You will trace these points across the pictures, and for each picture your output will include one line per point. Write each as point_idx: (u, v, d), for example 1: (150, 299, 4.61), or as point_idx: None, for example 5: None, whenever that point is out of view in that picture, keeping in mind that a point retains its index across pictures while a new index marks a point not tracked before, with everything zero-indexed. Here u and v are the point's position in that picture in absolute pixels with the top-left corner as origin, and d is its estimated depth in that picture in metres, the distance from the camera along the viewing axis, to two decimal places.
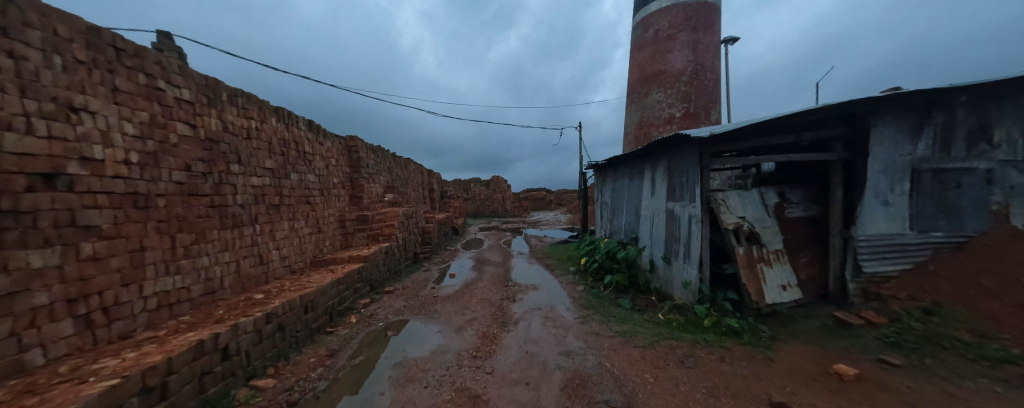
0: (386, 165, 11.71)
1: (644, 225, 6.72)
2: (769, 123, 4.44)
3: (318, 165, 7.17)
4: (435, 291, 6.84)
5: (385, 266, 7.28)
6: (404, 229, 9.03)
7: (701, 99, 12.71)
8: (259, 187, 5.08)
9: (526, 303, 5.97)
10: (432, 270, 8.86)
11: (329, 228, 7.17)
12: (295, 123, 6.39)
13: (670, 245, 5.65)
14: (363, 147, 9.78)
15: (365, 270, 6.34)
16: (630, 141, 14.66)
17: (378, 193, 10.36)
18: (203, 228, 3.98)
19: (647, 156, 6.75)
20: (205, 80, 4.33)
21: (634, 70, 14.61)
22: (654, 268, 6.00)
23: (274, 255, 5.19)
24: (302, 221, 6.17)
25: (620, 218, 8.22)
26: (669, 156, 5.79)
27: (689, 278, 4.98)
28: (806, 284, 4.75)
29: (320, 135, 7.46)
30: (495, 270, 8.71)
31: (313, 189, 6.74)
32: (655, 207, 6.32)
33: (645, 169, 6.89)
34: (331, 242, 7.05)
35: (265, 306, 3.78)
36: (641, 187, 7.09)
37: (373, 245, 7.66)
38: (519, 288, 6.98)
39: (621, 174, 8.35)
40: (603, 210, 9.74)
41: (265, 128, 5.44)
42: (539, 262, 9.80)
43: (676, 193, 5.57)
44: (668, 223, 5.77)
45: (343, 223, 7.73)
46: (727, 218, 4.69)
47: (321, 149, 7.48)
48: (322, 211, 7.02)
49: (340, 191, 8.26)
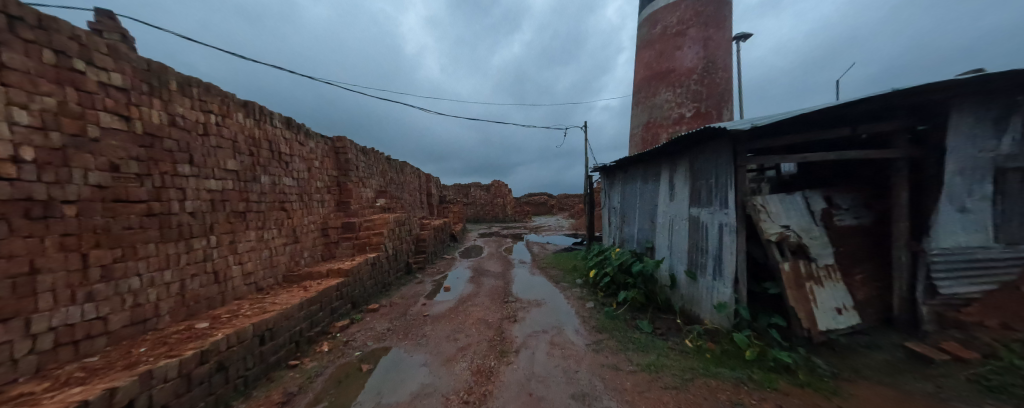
0: (378, 168, 10.99)
1: (661, 234, 5.99)
2: (821, 113, 3.68)
3: (297, 167, 6.46)
4: (426, 308, 6.07)
5: (371, 280, 6.51)
6: (395, 238, 8.28)
7: (712, 98, 12.01)
8: (218, 192, 4.36)
9: (529, 325, 5.19)
10: (426, 282, 8.08)
11: (310, 237, 6.44)
12: (269, 119, 5.69)
13: (694, 258, 4.92)
14: (352, 148, 9.09)
15: (346, 286, 5.58)
16: (636, 143, 13.94)
17: (369, 199, 9.64)
18: (134, 242, 3.25)
19: (664, 155, 6.00)
20: (147, 65, 3.64)
21: (640, 68, 13.94)
22: (676, 283, 5.26)
23: (235, 271, 4.45)
24: (275, 231, 5.44)
25: (631, 225, 7.47)
26: (693, 154, 5.02)
27: (722, 298, 4.22)
28: (864, 306, 3.97)
29: (301, 134, 6.77)
30: (494, 282, 7.93)
31: (289, 195, 6.01)
32: (674, 213, 5.60)
33: (661, 170, 6.15)
34: (310, 253, 6.31)
35: (203, 339, 3.04)
36: (656, 190, 6.37)
37: (358, 256, 6.91)
38: (521, 304, 6.19)
39: (632, 177, 7.62)
40: (612, 215, 8.97)
41: (228, 124, 4.73)
42: (542, 272, 9.02)
43: (701, 197, 4.83)
44: (691, 232, 5.04)
45: (327, 231, 7.01)
46: (768, 228, 3.92)
47: (302, 150, 6.78)
48: (302, 219, 6.31)
49: (324, 196, 7.55)
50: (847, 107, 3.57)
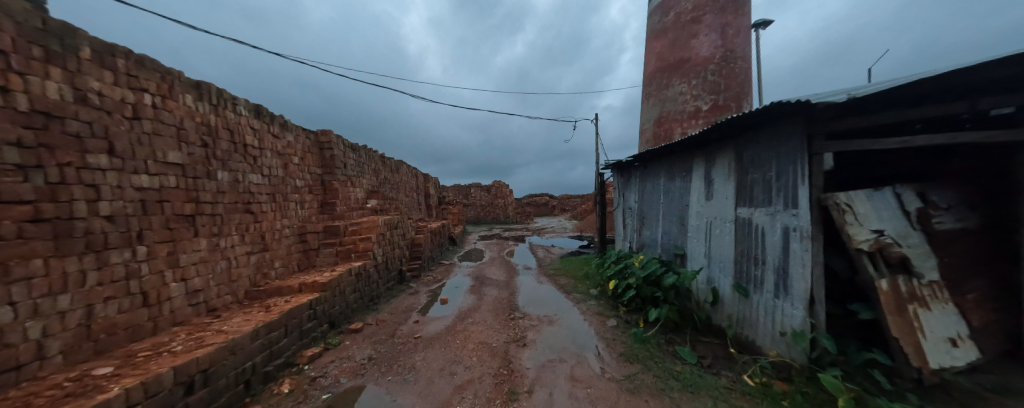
0: (369, 166, 10.11)
1: (694, 238, 5.11)
2: (940, 82, 2.70)
3: (269, 163, 5.56)
4: (418, 327, 5.16)
5: (354, 293, 5.60)
6: (386, 243, 7.37)
7: (731, 90, 11.11)
8: (150, 191, 3.45)
9: (542, 350, 4.28)
10: (420, 293, 7.18)
11: (284, 244, 5.53)
12: (231, 105, 4.79)
13: (743, 268, 4.03)
14: (339, 144, 8.20)
15: (322, 304, 4.67)
16: (647, 139, 13.04)
17: (358, 199, 8.76)
18: (4, 258, 2.33)
19: (699, 146, 5.09)
20: (42, 22, 2.73)
21: (651, 60, 13.06)
22: (720, 299, 4.35)
23: (175, 290, 3.52)
24: (236, 238, 4.53)
25: (653, 229, 6.56)
26: (744, 141, 4.09)
27: (793, 322, 3.32)
28: (982, 335, 3.05)
29: (274, 126, 5.88)
30: (497, 293, 7.02)
31: (257, 194, 5.11)
32: (713, 214, 4.71)
33: (694, 164, 5.24)
34: (283, 262, 5.40)
35: (90, 398, 2.13)
36: (685, 188, 5.48)
37: (342, 266, 5.99)
38: (530, 322, 5.28)
39: (653, 173, 6.73)
40: (628, 217, 8.07)
41: (171, 107, 3.82)
42: (551, 281, 8.08)
43: (754, 195, 3.92)
44: (739, 238, 4.14)
45: (305, 236, 6.08)
46: (857, 234, 3.02)
47: (277, 144, 5.92)
48: (274, 221, 5.42)
49: (304, 197, 6.65)
50: (985, 72, 2.57)
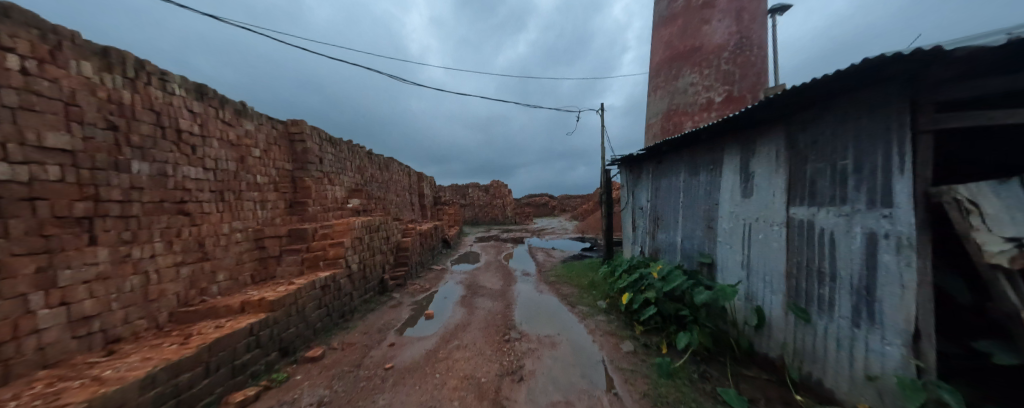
0: (352, 162, 9.22)
1: (727, 244, 4.21)
2: None
3: (216, 153, 4.65)
4: (391, 353, 4.25)
5: (317, 310, 4.69)
6: (365, 248, 6.45)
7: (747, 79, 10.25)
8: (10, 186, 2.53)
9: (542, 388, 3.38)
10: (403, 306, 6.27)
11: (233, 251, 4.61)
12: (159, 80, 3.87)
13: (803, 284, 3.12)
14: (315, 136, 7.31)
15: (270, 327, 3.76)
16: (654, 134, 12.17)
17: (337, 199, 7.86)
18: None
19: (733, 132, 4.19)
20: None
21: (659, 49, 12.21)
22: (768, 323, 3.45)
23: (46, 320, 2.60)
24: (158, 245, 3.61)
25: (671, 232, 5.67)
26: (802, 121, 3.17)
27: (888, 364, 2.42)
28: None
29: (225, 112, 4.96)
30: (491, 306, 6.12)
31: (195, 191, 4.20)
32: (753, 216, 3.81)
33: (725, 155, 4.33)
34: (230, 274, 4.47)
35: None
36: (714, 184, 4.57)
37: (306, 276, 5.06)
38: (528, 346, 4.38)
39: (669, 167, 5.85)
40: (640, 218, 7.17)
41: (54, 75, 2.89)
42: (552, 290, 7.18)
43: (818, 190, 3.01)
44: (794, 246, 3.24)
45: (263, 242, 5.16)
46: (987, 245, 1.95)
47: (229, 132, 5.01)
48: (221, 224, 4.51)
49: (266, 196, 5.74)
50: None
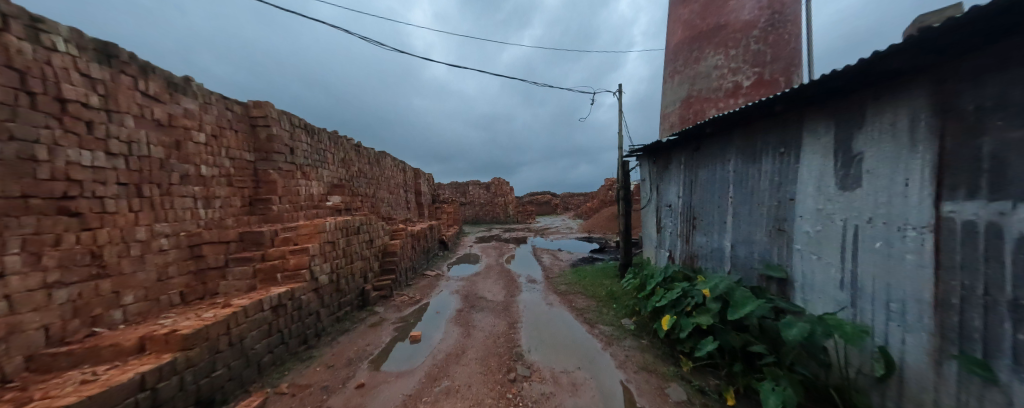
0: (335, 154, 8.12)
1: (812, 255, 3.05)
2: None
3: (131, 134, 3.57)
4: (356, 401, 3.15)
5: (265, 340, 3.62)
6: (340, 255, 5.35)
7: (779, 61, 9.07)
8: None
9: None
10: (384, 325, 5.17)
11: (151, 263, 3.50)
12: (28, 28, 2.79)
13: (978, 323, 1.95)
14: (285, 121, 6.22)
15: (181, 374, 2.68)
16: (672, 123, 11.01)
17: (313, 195, 6.76)
18: None
19: (821, 100, 3.01)
20: None
21: (677, 30, 11.06)
22: (901, 376, 2.31)
23: None
24: (13, 259, 2.52)
25: (716, 235, 4.53)
26: (973, 66, 2.01)
27: None
28: None
29: (148, 82, 3.85)
30: (492, 325, 5.02)
31: (90, 183, 3.11)
32: (861, 215, 2.64)
33: (805, 134, 3.19)
34: (146, 294, 3.38)
35: None
36: (786, 173, 3.41)
37: (254, 294, 3.98)
38: (542, 389, 3.27)
39: (711, 155, 4.71)
40: (669, 217, 6.04)
41: None
42: (564, 302, 6.08)
43: (1012, 173, 1.85)
44: (952, 262, 2.08)
45: (200, 250, 4.06)
46: None
47: (154, 109, 3.90)
48: (133, 228, 3.40)
49: (212, 192, 4.65)
50: None
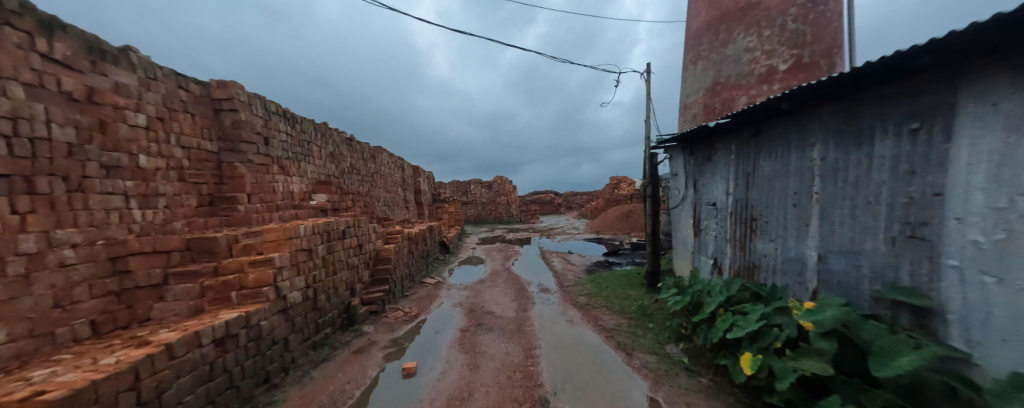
0: (321, 147, 7.18)
1: (985, 276, 2.07)
2: None
3: (20, 107, 2.61)
4: None
5: (202, 388, 2.67)
6: (319, 265, 4.43)
7: (821, 41, 7.85)
8: None
9: None
10: (372, 351, 4.22)
11: (44, 285, 2.55)
12: None
13: None
14: (259, 105, 5.29)
15: None
16: (695, 114, 9.98)
17: (292, 194, 5.83)
18: None
19: (1003, 44, 2.01)
20: None
21: (700, 11, 10.04)
22: None
23: None
24: None
25: (794, 241, 3.53)
26: None
27: None
28: None
29: (54, 42, 2.91)
30: (506, 352, 4.06)
31: None
32: None
33: (964, 100, 2.21)
34: (33, 328, 2.44)
35: None
36: (924, 158, 2.42)
37: (196, 321, 3.04)
38: None
39: (783, 139, 3.71)
40: (714, 217, 5.04)
41: None
42: (588, 320, 5.10)
43: None
44: None
45: (126, 264, 3.12)
46: None
47: (64, 78, 2.95)
48: (15, 236, 2.45)
49: (155, 188, 3.72)
50: None
